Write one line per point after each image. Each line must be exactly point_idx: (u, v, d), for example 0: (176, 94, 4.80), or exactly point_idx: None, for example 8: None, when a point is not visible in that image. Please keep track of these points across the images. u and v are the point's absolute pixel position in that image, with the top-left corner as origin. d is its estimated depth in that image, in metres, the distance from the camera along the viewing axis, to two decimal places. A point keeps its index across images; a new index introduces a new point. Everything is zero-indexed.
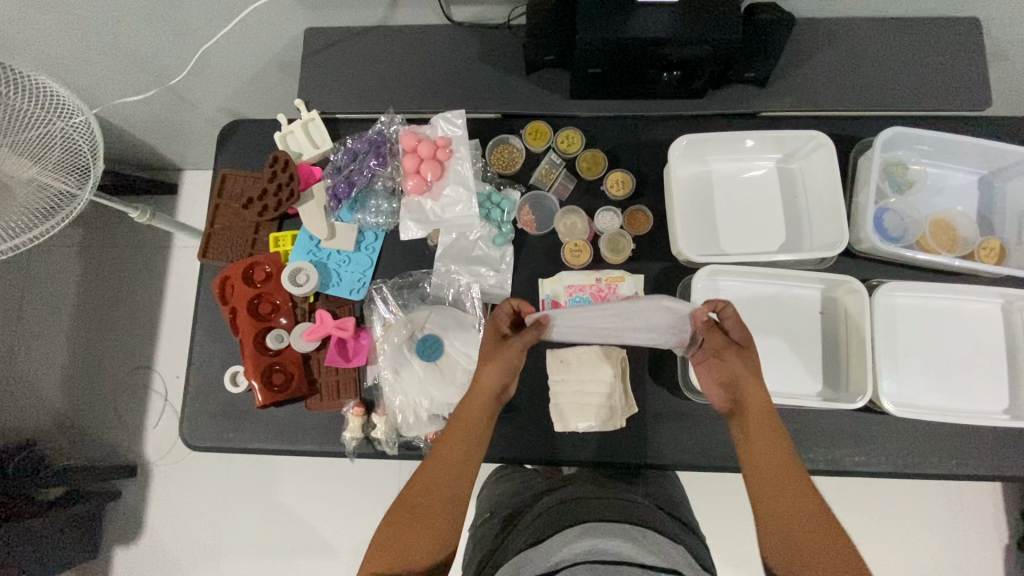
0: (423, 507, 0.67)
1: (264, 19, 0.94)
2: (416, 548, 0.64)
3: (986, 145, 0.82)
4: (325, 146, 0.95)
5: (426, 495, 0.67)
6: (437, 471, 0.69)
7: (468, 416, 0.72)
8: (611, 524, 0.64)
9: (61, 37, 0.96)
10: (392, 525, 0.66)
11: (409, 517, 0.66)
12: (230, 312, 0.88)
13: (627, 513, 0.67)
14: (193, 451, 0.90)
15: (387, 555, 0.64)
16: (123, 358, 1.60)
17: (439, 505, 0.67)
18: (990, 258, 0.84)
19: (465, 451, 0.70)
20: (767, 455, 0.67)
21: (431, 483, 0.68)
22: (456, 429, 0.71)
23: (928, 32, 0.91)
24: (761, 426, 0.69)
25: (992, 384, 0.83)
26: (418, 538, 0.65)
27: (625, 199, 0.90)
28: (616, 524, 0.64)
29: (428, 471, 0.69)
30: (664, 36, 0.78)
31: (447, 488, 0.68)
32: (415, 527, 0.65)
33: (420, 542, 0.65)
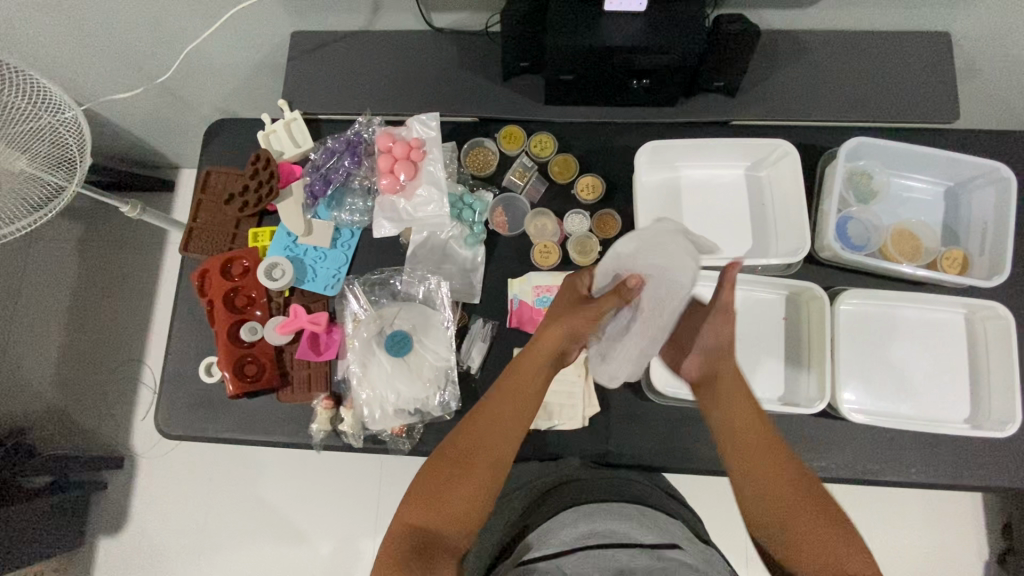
0: (464, 471, 0.68)
1: (251, 22, 0.97)
2: (454, 500, 0.67)
3: (949, 156, 0.83)
4: (306, 145, 0.98)
5: (469, 459, 0.69)
6: (480, 438, 0.71)
7: (519, 379, 0.73)
8: (603, 504, 0.69)
9: (57, 36, 0.99)
10: (432, 482, 0.68)
11: (448, 478, 0.68)
12: (207, 304, 0.91)
13: (618, 492, 0.72)
14: (168, 440, 0.92)
15: (427, 510, 0.66)
16: (115, 351, 1.62)
17: (480, 471, 0.69)
18: (953, 267, 0.85)
19: (511, 419, 0.72)
20: (744, 423, 0.71)
21: (473, 447, 0.70)
22: (503, 399, 0.73)
23: (899, 45, 0.93)
24: (731, 401, 0.72)
25: (954, 393, 0.84)
26: (457, 497, 0.67)
27: (596, 203, 0.92)
28: (610, 503, 0.69)
29: (472, 436, 0.71)
30: (631, 45, 0.80)
31: (489, 454, 0.70)
32: (456, 484, 0.68)
33: (459, 491, 0.67)
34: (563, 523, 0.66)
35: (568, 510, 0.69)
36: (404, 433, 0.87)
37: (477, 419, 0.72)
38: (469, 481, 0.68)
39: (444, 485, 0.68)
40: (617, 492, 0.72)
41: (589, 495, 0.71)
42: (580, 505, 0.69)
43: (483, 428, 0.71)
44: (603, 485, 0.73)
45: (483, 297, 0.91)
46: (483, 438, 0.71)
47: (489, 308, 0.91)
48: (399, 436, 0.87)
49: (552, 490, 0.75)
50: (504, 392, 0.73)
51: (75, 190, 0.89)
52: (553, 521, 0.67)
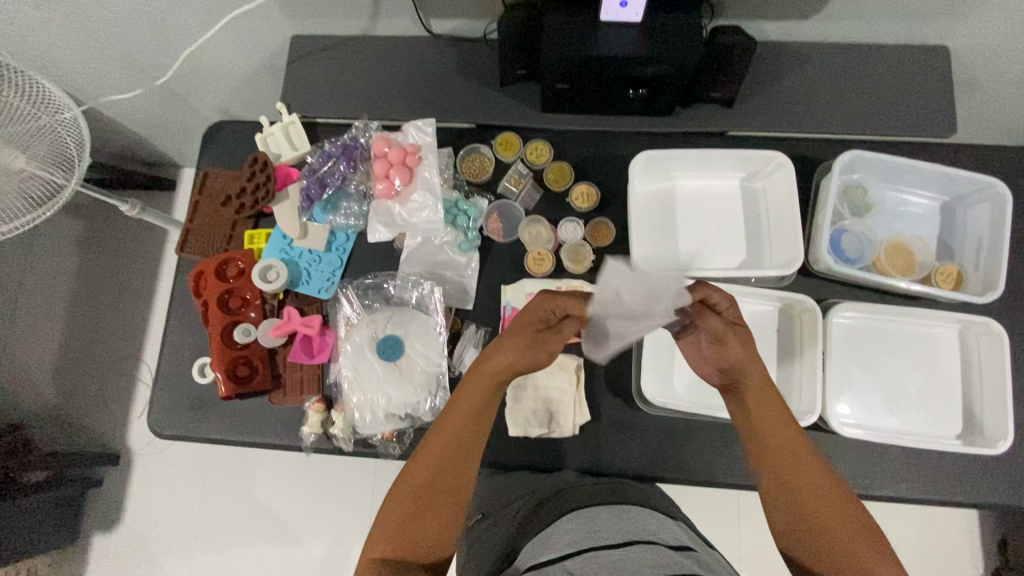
0: (426, 497, 0.66)
1: (252, 25, 0.98)
2: (421, 529, 0.65)
3: (945, 171, 0.83)
4: (304, 148, 0.98)
5: (429, 484, 0.67)
6: (440, 461, 0.68)
7: (475, 395, 0.70)
8: (603, 508, 0.67)
9: (60, 35, 1.00)
10: (395, 509, 0.66)
11: (412, 505, 0.66)
12: (202, 305, 0.92)
13: (618, 498, 0.70)
14: (162, 440, 0.92)
15: (394, 538, 0.64)
16: (115, 348, 1.64)
17: (440, 493, 0.67)
18: (946, 283, 0.84)
19: (467, 440, 0.69)
20: (772, 424, 0.68)
21: (432, 471, 0.67)
22: (457, 420, 0.70)
23: (896, 59, 0.93)
24: (760, 403, 0.68)
25: (947, 410, 0.83)
26: (422, 527, 0.65)
27: (591, 211, 0.93)
28: (608, 507, 0.67)
29: (431, 460, 0.68)
30: (627, 56, 0.80)
31: (447, 478, 0.67)
32: (418, 509, 0.66)
33: (425, 521, 0.65)
34: (564, 530, 0.64)
35: (568, 515, 0.67)
36: (394, 438, 0.87)
37: (431, 445, 0.69)
38: (430, 505, 0.66)
39: (406, 510, 0.66)
40: (617, 498, 0.70)
41: (587, 500, 0.69)
42: (581, 511, 0.67)
43: (442, 450, 0.69)
44: (601, 493, 0.71)
45: (476, 304, 0.91)
46: (442, 459, 0.68)
47: (481, 315, 0.91)
48: (389, 441, 0.87)
49: (550, 500, 0.73)
50: (458, 411, 0.70)
51: (73, 189, 0.88)
52: (553, 528, 0.65)
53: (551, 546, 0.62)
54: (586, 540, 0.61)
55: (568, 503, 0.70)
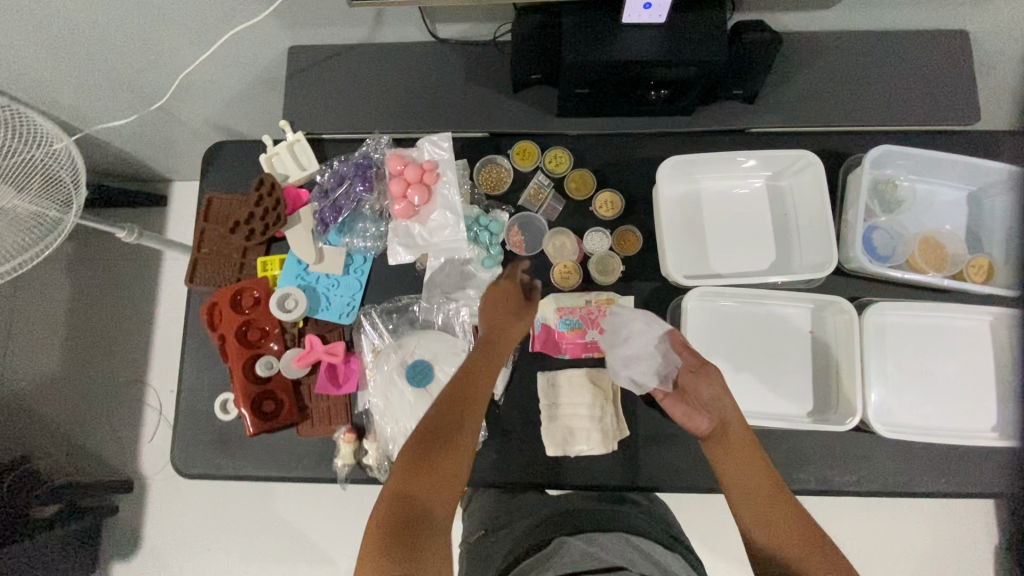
0: (446, 440, 0.63)
1: (247, 38, 0.93)
2: (439, 474, 0.60)
3: (974, 162, 0.82)
4: (312, 167, 0.93)
5: (448, 429, 0.63)
6: (454, 410, 0.65)
7: (485, 357, 0.70)
8: (604, 538, 0.64)
9: (43, 58, 0.94)
10: (417, 451, 0.61)
11: (430, 447, 0.62)
12: (219, 339, 0.88)
13: (620, 523, 0.68)
14: (186, 478, 0.89)
15: (416, 481, 0.59)
16: (116, 373, 1.58)
17: (459, 438, 0.64)
18: (978, 275, 0.84)
19: (479, 394, 0.68)
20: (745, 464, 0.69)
21: (449, 415, 0.65)
22: (468, 375, 0.68)
23: (918, 44, 0.90)
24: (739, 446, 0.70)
25: (981, 402, 0.83)
26: (440, 473, 0.61)
27: (615, 219, 0.90)
28: (607, 536, 0.64)
29: (448, 404, 0.66)
30: (651, 59, 0.76)
31: (465, 427, 0.65)
32: (439, 454, 0.61)
33: (443, 466, 0.61)
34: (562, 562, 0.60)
35: (568, 546, 0.63)
36: None
37: (450, 393, 0.67)
38: (450, 452, 0.62)
39: (428, 454, 0.61)
40: (618, 523, 0.68)
41: (588, 525, 0.66)
42: (580, 539, 0.64)
43: (455, 399, 0.66)
44: (599, 516, 0.69)
45: None
46: (457, 408, 0.66)
47: None
48: None
49: (548, 521, 0.70)
50: (474, 367, 0.69)
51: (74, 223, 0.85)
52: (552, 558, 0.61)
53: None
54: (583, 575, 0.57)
55: (569, 524, 0.67)
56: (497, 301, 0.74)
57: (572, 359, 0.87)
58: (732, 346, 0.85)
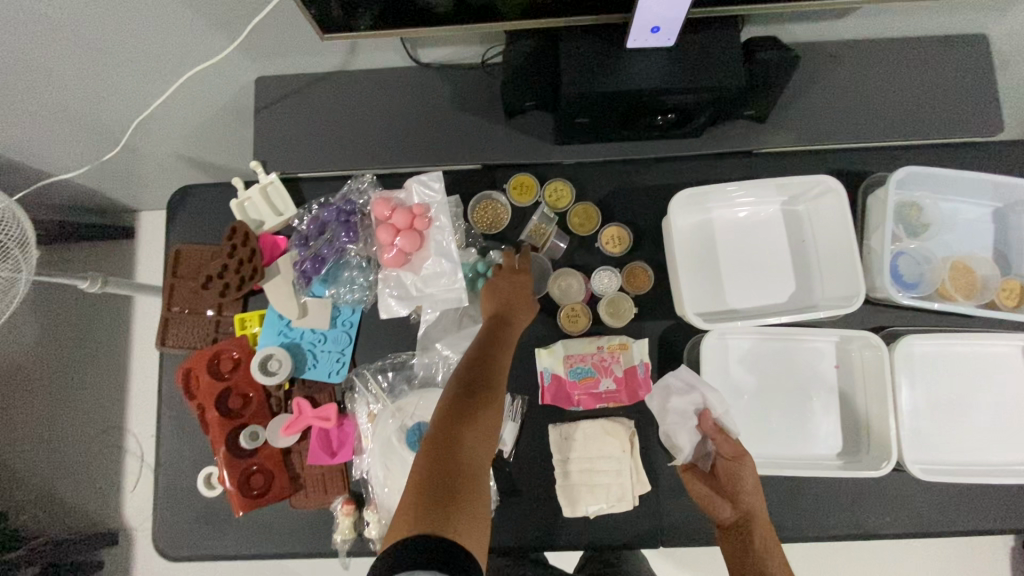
0: (476, 401, 0.60)
1: (208, 72, 0.84)
2: (480, 426, 0.59)
3: (1004, 180, 0.77)
4: (288, 212, 0.85)
5: (479, 391, 0.61)
6: (479, 370, 0.63)
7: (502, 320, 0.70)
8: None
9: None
10: (450, 413, 0.59)
11: (461, 409, 0.59)
12: (197, 409, 0.80)
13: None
14: (169, 561, 0.82)
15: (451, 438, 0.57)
16: (91, 421, 1.47)
17: (490, 402, 0.61)
18: (1010, 300, 0.79)
19: (503, 361, 0.66)
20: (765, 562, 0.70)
21: (476, 382, 0.62)
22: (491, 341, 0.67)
23: (934, 52, 0.85)
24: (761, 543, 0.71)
25: (1018, 434, 0.79)
26: (480, 424, 0.59)
27: (623, 255, 0.84)
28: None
29: (475, 368, 0.64)
30: (658, 87, 0.70)
31: (494, 392, 0.62)
32: (471, 415, 0.59)
33: (483, 419, 0.60)
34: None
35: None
36: None
37: (476, 355, 0.65)
38: (482, 412, 0.60)
39: (462, 414, 0.59)
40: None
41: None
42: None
43: (479, 363, 0.64)
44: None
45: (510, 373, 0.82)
46: (482, 371, 0.64)
47: (516, 383, 0.82)
48: None
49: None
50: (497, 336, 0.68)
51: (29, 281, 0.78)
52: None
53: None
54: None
55: None
56: (504, 289, 0.74)
57: (586, 410, 0.81)
58: (755, 388, 0.80)
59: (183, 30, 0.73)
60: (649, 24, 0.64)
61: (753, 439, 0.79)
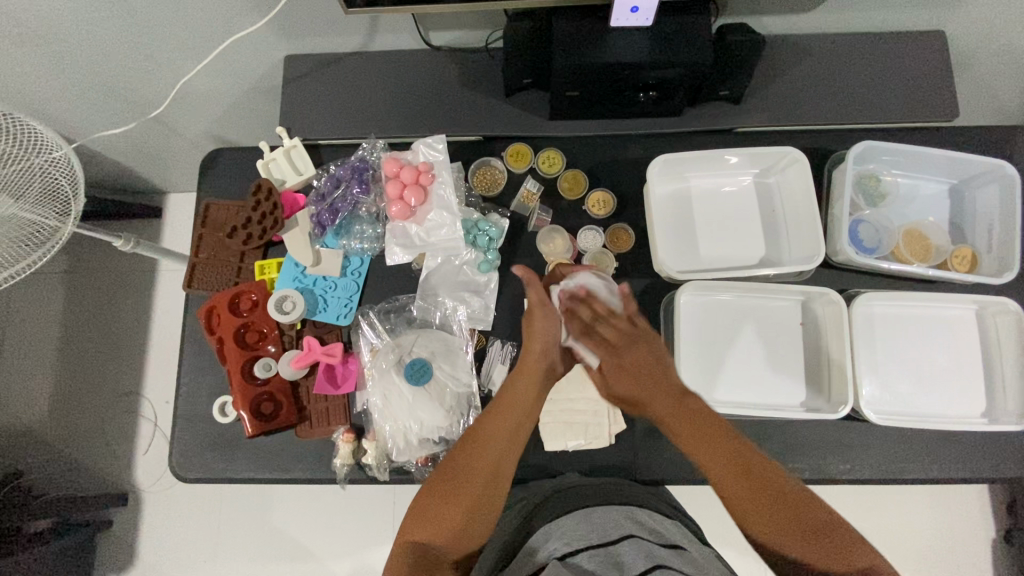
0: (447, 501, 0.66)
1: (242, 50, 0.94)
2: (450, 517, 0.65)
3: (956, 156, 0.86)
4: (308, 172, 0.95)
5: (460, 488, 0.67)
6: (460, 458, 0.69)
7: (516, 387, 0.73)
8: (604, 507, 0.71)
9: (35, 61, 0.93)
10: (428, 503, 0.67)
11: (430, 506, 0.66)
12: (216, 341, 0.88)
13: (618, 497, 0.74)
14: (185, 482, 0.89)
15: (424, 527, 0.65)
16: (110, 386, 1.51)
17: (469, 500, 0.66)
18: (962, 265, 0.87)
19: (498, 458, 0.69)
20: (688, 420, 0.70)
21: (458, 468, 0.68)
22: (487, 435, 0.70)
23: (899, 45, 0.93)
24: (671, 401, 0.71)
25: (971, 389, 0.85)
26: (449, 513, 0.66)
27: (608, 218, 0.93)
28: (606, 506, 0.71)
29: (461, 450, 0.70)
30: (637, 62, 0.79)
31: (480, 494, 0.67)
32: (444, 510, 0.66)
33: (453, 509, 0.66)
34: (566, 529, 0.68)
35: (569, 514, 0.70)
36: (428, 462, 0.86)
37: (467, 441, 0.71)
38: (458, 510, 0.66)
39: (438, 507, 0.66)
40: (614, 498, 0.73)
41: (586, 500, 0.73)
42: (582, 510, 0.71)
43: (465, 447, 0.70)
44: (597, 492, 0.75)
45: (501, 321, 0.91)
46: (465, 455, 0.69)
47: (507, 330, 0.90)
48: (424, 465, 0.86)
49: (550, 497, 0.76)
50: (494, 425, 0.71)
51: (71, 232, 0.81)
52: (553, 525, 0.69)
53: (550, 547, 0.66)
54: (584, 542, 0.64)
55: (572, 500, 0.74)
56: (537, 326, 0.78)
57: None
58: (727, 340, 0.87)
59: (223, 9, 0.84)
60: (629, 3, 0.73)
61: (724, 385, 0.86)
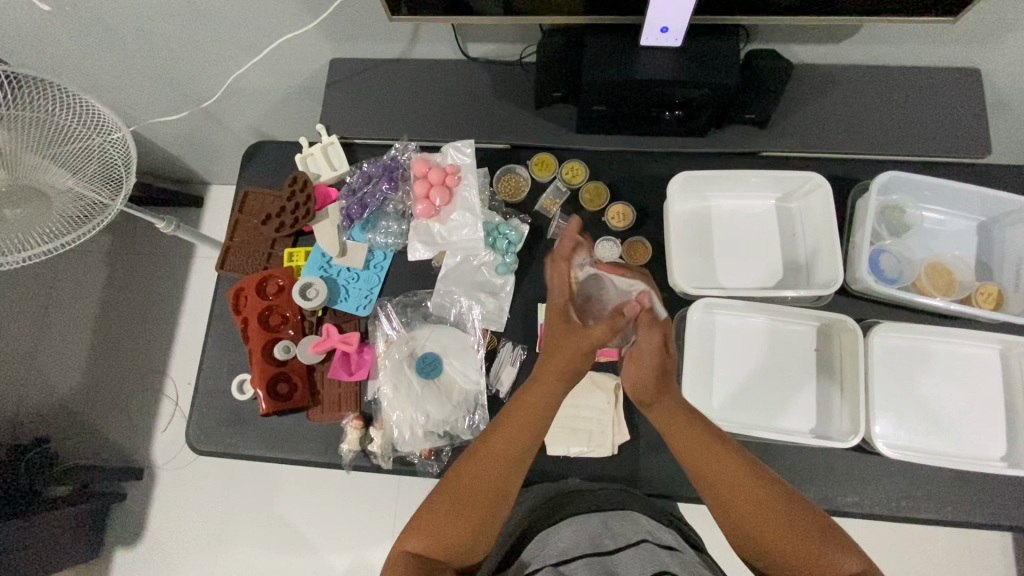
0: (451, 513, 0.65)
1: (292, 50, 1.00)
2: (454, 532, 0.64)
3: (985, 192, 0.85)
4: (342, 168, 1.00)
5: (462, 508, 0.65)
6: (469, 474, 0.67)
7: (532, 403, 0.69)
8: (601, 514, 0.71)
9: (106, 45, 1.00)
10: (430, 517, 0.65)
11: (433, 516, 0.65)
12: (241, 322, 0.92)
13: (619, 505, 0.73)
14: (199, 455, 0.93)
15: (426, 538, 0.64)
16: (138, 363, 1.57)
17: (473, 520, 0.65)
18: (987, 302, 0.86)
19: (499, 481, 0.67)
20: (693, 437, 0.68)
21: (466, 482, 0.66)
22: (490, 460, 0.67)
23: (934, 78, 0.92)
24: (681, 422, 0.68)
25: (994, 430, 0.83)
26: (455, 526, 0.64)
27: (626, 230, 0.94)
28: (604, 513, 0.71)
29: (469, 461, 0.68)
30: (664, 79, 0.81)
31: (482, 513, 0.65)
32: (446, 525, 0.64)
33: (458, 525, 0.64)
34: (561, 536, 0.68)
35: (567, 521, 0.70)
36: (432, 456, 0.87)
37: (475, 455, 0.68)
38: (460, 528, 0.64)
39: (439, 524, 0.64)
40: (616, 504, 0.73)
41: (584, 507, 0.73)
42: (579, 517, 0.71)
43: (473, 461, 0.68)
44: (599, 497, 0.75)
45: (514, 323, 0.92)
46: (473, 472, 0.67)
47: (518, 333, 0.92)
48: (427, 459, 0.87)
49: (551, 505, 0.76)
50: (504, 443, 0.68)
51: (120, 208, 0.85)
52: (554, 530, 0.69)
53: (546, 554, 0.66)
54: (578, 549, 0.64)
55: (571, 506, 0.74)
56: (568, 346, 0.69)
57: None
58: (738, 361, 0.87)
59: (279, 10, 0.90)
60: (659, 23, 0.75)
61: (733, 405, 0.85)
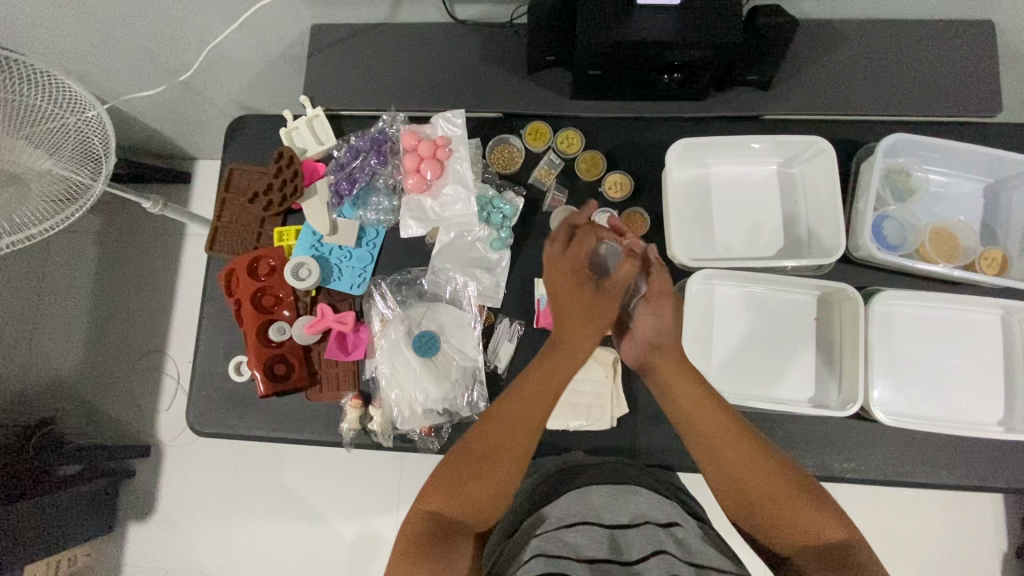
0: (473, 476, 0.64)
1: (271, 16, 0.95)
2: (478, 495, 0.64)
3: (994, 154, 0.83)
4: (329, 142, 0.96)
5: (484, 471, 0.64)
6: (493, 437, 0.66)
7: (554, 359, 0.69)
8: (603, 487, 0.71)
9: (74, 15, 0.95)
10: (450, 478, 0.64)
11: (455, 483, 0.64)
12: (235, 303, 0.91)
13: (620, 475, 0.73)
14: (200, 436, 0.93)
15: (445, 499, 0.63)
16: (136, 343, 1.57)
17: (495, 484, 0.64)
18: (991, 268, 0.84)
19: (524, 441, 0.66)
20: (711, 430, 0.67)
21: (490, 445, 0.66)
22: (513, 420, 0.67)
23: (948, 32, 0.87)
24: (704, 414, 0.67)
25: (991, 396, 0.83)
26: (479, 491, 0.64)
27: (623, 201, 0.92)
28: (606, 486, 0.71)
29: (495, 424, 0.67)
30: (662, 39, 0.76)
31: (506, 470, 0.65)
32: (469, 487, 0.64)
33: (481, 488, 0.64)
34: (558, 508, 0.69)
35: (567, 495, 0.70)
36: (432, 433, 0.88)
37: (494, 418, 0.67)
38: (482, 489, 0.64)
39: (461, 483, 0.64)
40: (616, 476, 0.73)
41: (585, 480, 0.73)
42: (580, 490, 0.71)
43: (498, 423, 0.67)
44: (601, 471, 0.74)
45: (511, 298, 0.91)
46: (497, 435, 0.66)
47: (516, 308, 0.91)
48: (428, 436, 0.88)
49: (552, 474, 0.77)
50: (525, 404, 0.67)
51: (102, 189, 0.82)
52: (551, 504, 0.70)
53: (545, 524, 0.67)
54: (579, 520, 0.66)
55: (571, 481, 0.74)
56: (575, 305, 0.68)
57: None
58: (738, 332, 0.86)
59: None
60: None
61: (731, 376, 0.85)
